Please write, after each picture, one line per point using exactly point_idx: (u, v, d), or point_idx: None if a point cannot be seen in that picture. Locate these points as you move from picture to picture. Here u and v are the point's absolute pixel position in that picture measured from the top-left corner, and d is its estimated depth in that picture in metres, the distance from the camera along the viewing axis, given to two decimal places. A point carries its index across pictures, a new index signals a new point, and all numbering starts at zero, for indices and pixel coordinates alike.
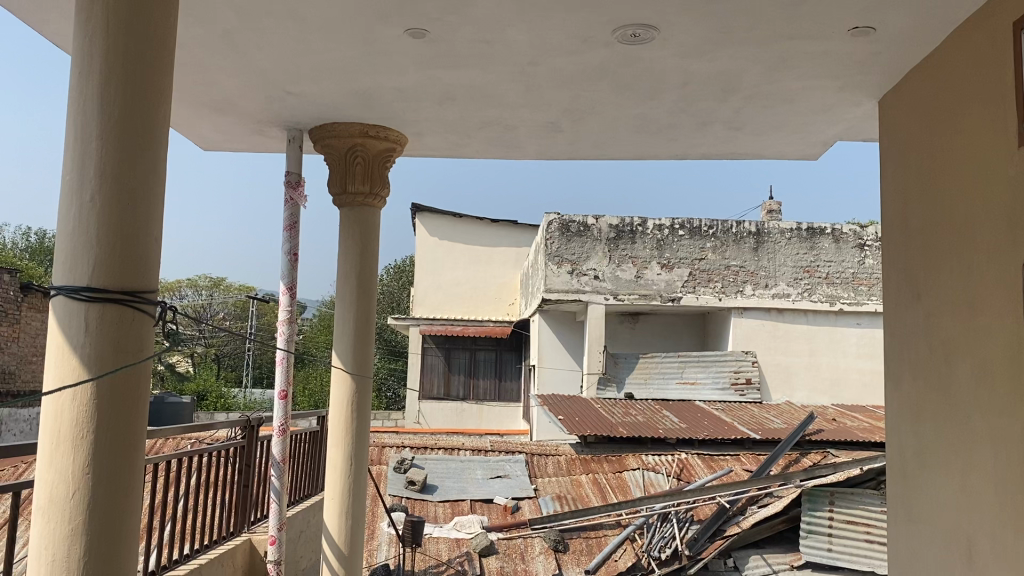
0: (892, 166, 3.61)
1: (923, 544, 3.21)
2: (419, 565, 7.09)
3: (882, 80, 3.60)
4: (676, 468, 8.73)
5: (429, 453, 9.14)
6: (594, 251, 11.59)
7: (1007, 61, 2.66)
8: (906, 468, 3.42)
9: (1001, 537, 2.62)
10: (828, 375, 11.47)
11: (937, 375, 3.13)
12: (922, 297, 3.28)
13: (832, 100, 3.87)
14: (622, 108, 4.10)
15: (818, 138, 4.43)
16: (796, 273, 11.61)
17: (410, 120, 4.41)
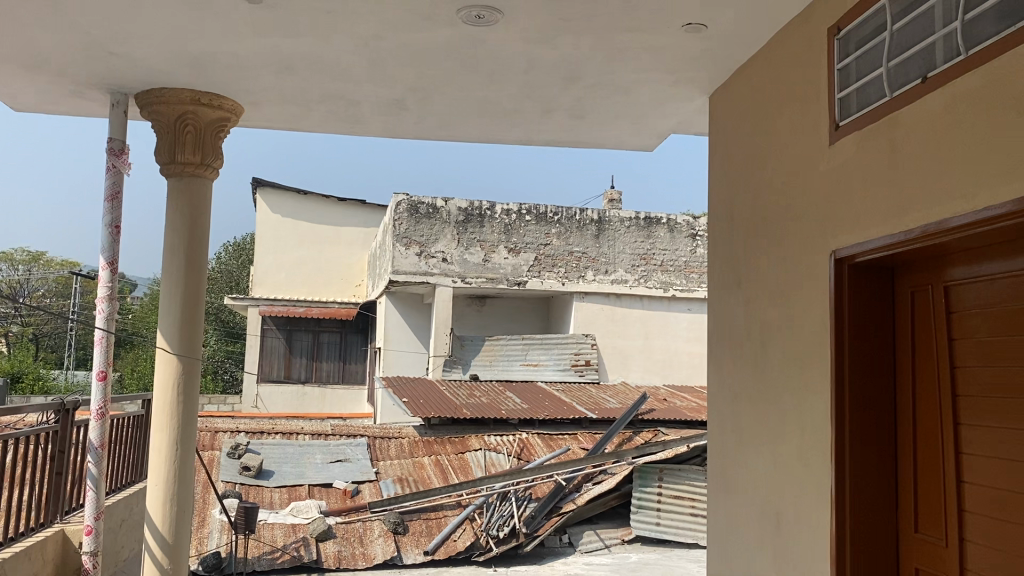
0: (719, 160, 3.80)
1: (739, 517, 3.41)
2: (252, 552, 6.87)
3: (712, 76, 3.76)
4: (516, 447, 8.91)
5: (265, 438, 8.84)
6: (443, 234, 11.55)
7: (821, 64, 2.84)
8: (725, 445, 3.62)
9: (806, 506, 2.82)
10: (660, 356, 12.04)
11: (754, 358, 3.32)
12: (742, 284, 3.47)
13: (667, 94, 4.01)
14: (466, 90, 4.10)
15: (653, 130, 4.60)
16: (634, 260, 12.04)
17: (247, 90, 4.23)
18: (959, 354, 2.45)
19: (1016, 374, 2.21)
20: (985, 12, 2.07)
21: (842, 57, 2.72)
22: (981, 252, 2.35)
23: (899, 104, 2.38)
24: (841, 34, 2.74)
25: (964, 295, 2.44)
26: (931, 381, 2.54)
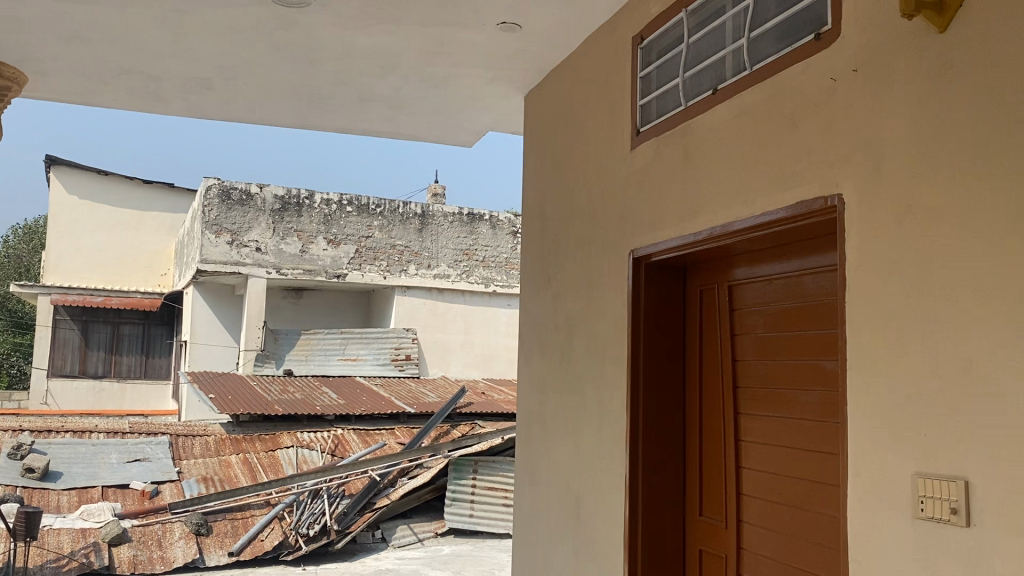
0: (532, 159, 3.88)
1: (543, 507, 3.50)
2: (34, 561, 6.30)
3: (527, 76, 3.84)
4: (330, 444, 8.74)
5: (53, 437, 8.14)
6: (256, 223, 11.05)
7: (626, 71, 2.97)
8: (531, 436, 3.71)
9: (602, 492, 2.94)
10: (480, 351, 12.18)
11: (560, 352, 3.42)
12: (551, 280, 3.56)
13: (484, 90, 4.05)
14: (279, 72, 3.95)
15: (472, 126, 4.64)
16: (456, 255, 12.11)
17: (31, 57, 3.87)
18: (740, 349, 2.64)
19: (787, 366, 2.40)
20: (766, 32, 2.23)
21: (644, 66, 2.86)
22: (759, 254, 2.54)
23: (692, 113, 2.53)
24: (643, 43, 2.87)
25: (745, 293, 2.63)
26: (715, 374, 2.72)
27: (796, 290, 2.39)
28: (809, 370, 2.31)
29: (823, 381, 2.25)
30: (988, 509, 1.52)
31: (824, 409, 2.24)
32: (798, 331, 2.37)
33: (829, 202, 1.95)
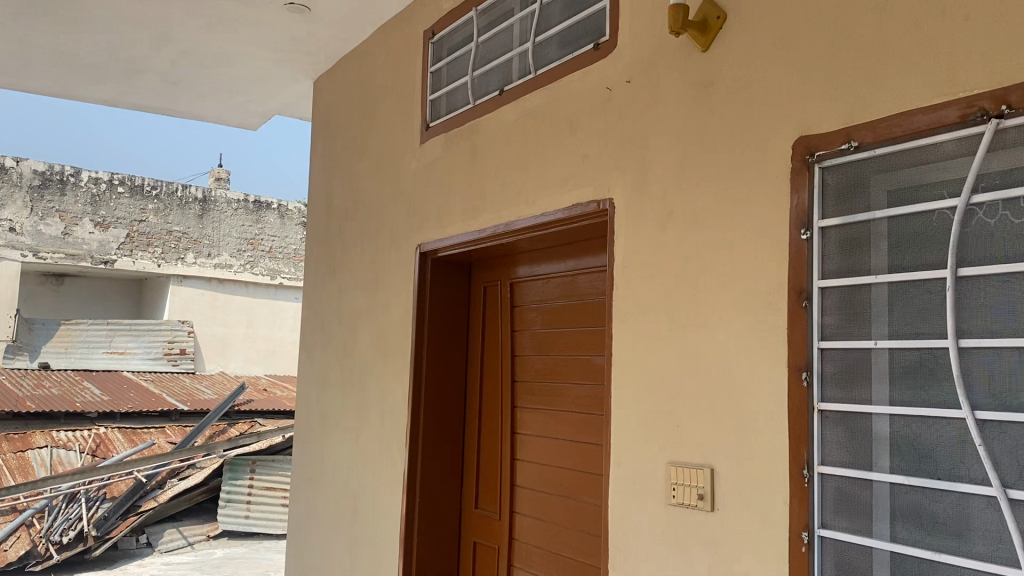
0: (319, 147, 3.78)
1: (320, 505, 3.40)
2: None
3: (316, 62, 3.73)
4: (91, 443, 8.06)
5: None
6: (10, 199, 9.80)
7: (416, 64, 2.96)
8: (310, 431, 3.60)
9: (380, 487, 2.91)
10: (263, 346, 11.72)
11: (342, 346, 3.35)
12: (335, 271, 3.48)
13: (270, 72, 3.89)
14: (36, 35, 3.57)
15: (257, 109, 4.45)
16: (240, 244, 11.61)
17: None
18: (519, 344, 2.71)
19: (561, 361, 2.50)
20: (550, 38, 2.30)
21: (435, 61, 2.86)
22: (538, 254, 2.62)
23: (479, 112, 2.56)
24: (434, 38, 2.87)
25: (525, 291, 2.71)
26: (495, 369, 2.78)
27: (571, 289, 2.49)
28: (581, 365, 2.42)
29: (593, 376, 2.36)
30: (728, 492, 1.65)
31: (594, 403, 2.34)
32: (572, 328, 2.48)
33: (601, 206, 2.04)
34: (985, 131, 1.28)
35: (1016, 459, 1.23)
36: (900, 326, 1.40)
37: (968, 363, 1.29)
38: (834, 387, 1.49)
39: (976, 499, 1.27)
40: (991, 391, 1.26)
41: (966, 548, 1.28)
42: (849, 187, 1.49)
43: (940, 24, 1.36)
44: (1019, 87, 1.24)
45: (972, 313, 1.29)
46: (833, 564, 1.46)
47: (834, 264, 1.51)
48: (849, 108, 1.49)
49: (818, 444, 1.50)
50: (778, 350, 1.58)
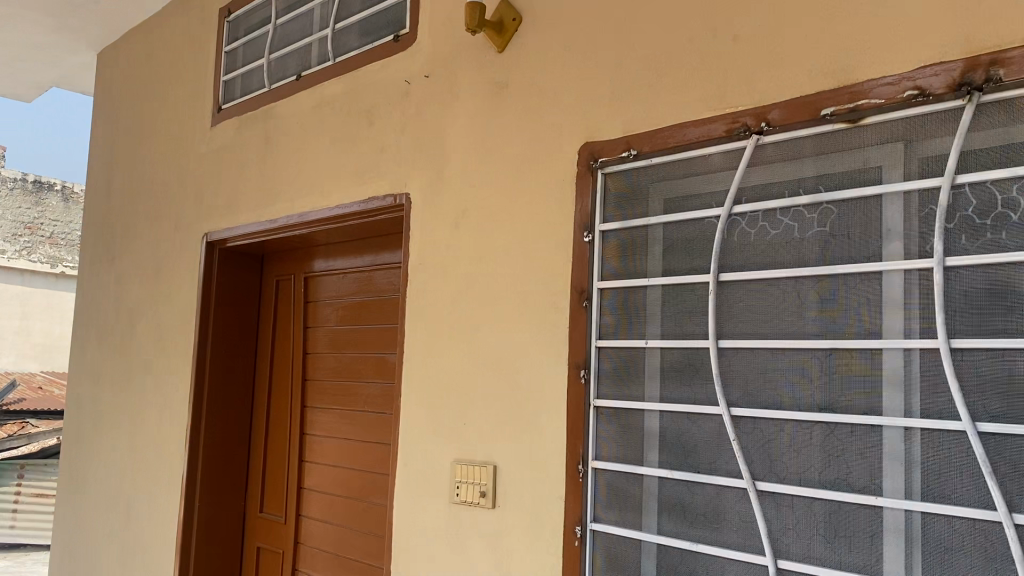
0: (101, 124, 3.49)
1: (89, 512, 3.14)
2: None
3: (100, 31, 3.45)
4: None
5: None
6: None
7: (210, 42, 2.79)
8: (80, 433, 3.32)
9: (156, 491, 2.72)
10: (40, 340, 10.71)
11: (119, 340, 3.10)
12: (113, 259, 3.23)
13: (47, 39, 3.56)
14: None
15: (31, 78, 4.06)
16: (14, 228, 10.53)
17: None
18: (311, 340, 2.61)
19: (353, 360, 2.44)
20: (350, 26, 2.24)
21: (230, 41, 2.72)
22: (334, 248, 2.54)
23: (275, 97, 2.45)
24: (231, 16, 2.73)
25: (319, 286, 2.62)
26: (286, 367, 2.68)
27: (367, 285, 2.43)
28: (373, 363, 2.37)
29: (385, 374, 2.33)
30: (509, 490, 1.67)
31: (385, 402, 2.31)
32: (365, 325, 2.42)
33: (396, 200, 2.01)
34: (747, 146, 1.37)
35: (763, 453, 1.32)
36: (670, 327, 1.46)
37: (726, 363, 1.37)
38: (610, 385, 1.53)
39: (731, 492, 1.35)
40: (745, 388, 1.35)
41: (721, 538, 1.36)
42: (627, 192, 1.54)
43: (714, 42, 1.43)
44: (777, 106, 1.33)
45: (731, 315, 1.37)
46: (603, 557, 1.51)
47: (612, 266, 1.55)
48: (632, 116, 1.54)
49: (593, 441, 1.54)
50: (561, 348, 1.61)
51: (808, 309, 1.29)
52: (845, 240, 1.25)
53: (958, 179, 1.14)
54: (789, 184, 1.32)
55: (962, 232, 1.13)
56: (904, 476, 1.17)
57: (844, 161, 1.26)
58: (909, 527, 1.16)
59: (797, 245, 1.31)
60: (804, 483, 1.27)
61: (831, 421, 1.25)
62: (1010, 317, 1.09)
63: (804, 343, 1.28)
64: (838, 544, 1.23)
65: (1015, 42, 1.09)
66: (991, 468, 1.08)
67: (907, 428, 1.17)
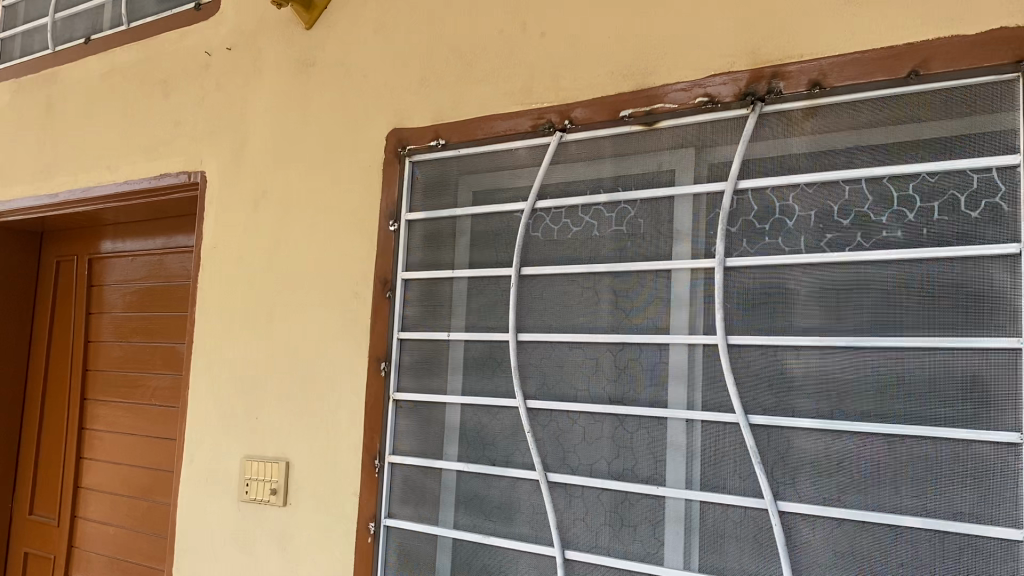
0: None
1: None
2: None
3: None
4: None
5: None
6: None
7: None
8: None
9: None
10: None
11: None
12: None
13: None
14: None
15: None
16: None
17: None
18: (95, 327, 2.41)
19: (141, 349, 2.27)
20: None
21: None
22: (122, 228, 2.36)
23: (59, 60, 2.24)
24: None
25: (105, 269, 2.42)
26: (64, 356, 2.46)
27: (158, 269, 2.27)
28: (163, 352, 2.22)
29: (175, 365, 2.18)
30: (302, 486, 1.60)
31: (174, 395, 2.16)
32: (155, 312, 2.26)
33: (192, 178, 1.88)
34: (550, 143, 1.38)
35: (556, 446, 1.33)
36: (474, 320, 1.44)
37: (525, 356, 1.38)
38: (410, 377, 1.51)
39: (524, 484, 1.36)
40: (542, 382, 1.36)
41: (514, 530, 1.36)
42: (434, 183, 1.52)
43: (521, 36, 1.44)
44: (580, 105, 1.35)
45: (529, 309, 1.38)
46: (397, 553, 1.48)
47: (417, 256, 1.53)
48: (440, 105, 1.52)
49: (391, 435, 1.51)
50: (361, 339, 1.56)
51: (604, 305, 1.31)
52: (640, 238, 1.29)
53: (740, 184, 1.19)
54: (590, 181, 1.34)
55: (744, 235, 1.19)
56: (685, 468, 1.22)
57: (641, 162, 1.30)
58: (688, 516, 1.21)
59: (595, 241, 1.33)
60: (594, 474, 1.29)
61: (620, 414, 1.28)
62: (781, 317, 1.15)
63: (599, 338, 1.31)
64: (623, 533, 1.26)
65: (794, 57, 1.17)
66: (760, 458, 1.14)
67: (689, 421, 1.22)
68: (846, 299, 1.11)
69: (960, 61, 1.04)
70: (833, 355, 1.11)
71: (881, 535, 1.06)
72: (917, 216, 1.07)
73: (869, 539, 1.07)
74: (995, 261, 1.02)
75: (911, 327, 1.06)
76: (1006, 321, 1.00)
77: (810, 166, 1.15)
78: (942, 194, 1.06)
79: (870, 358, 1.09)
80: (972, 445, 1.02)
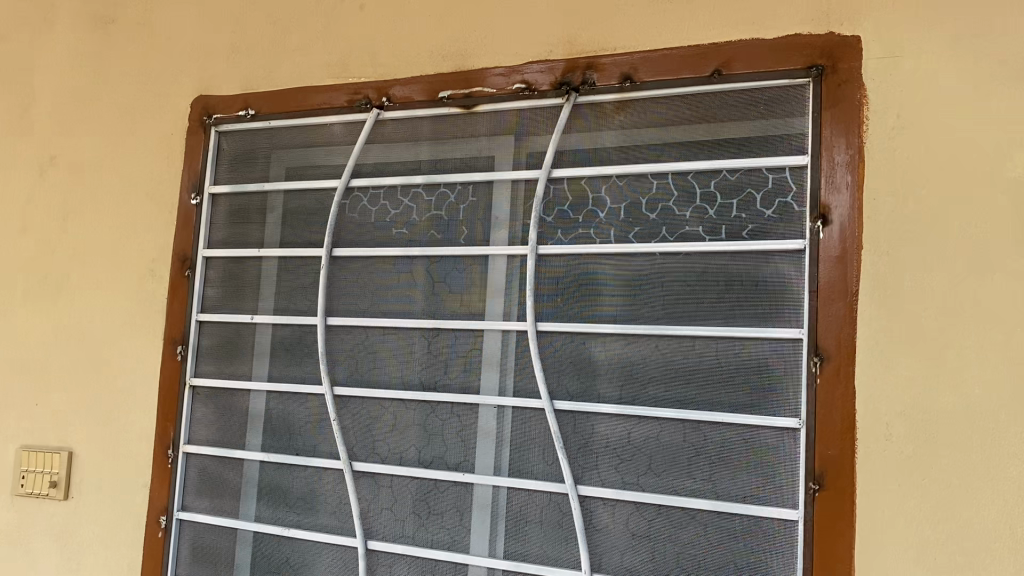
0: None
1: None
2: None
3: None
4: None
5: None
6: None
7: None
8: None
9: None
10: None
11: None
12: None
13: None
14: None
15: None
16: None
17: None
18: None
19: None
20: None
21: None
22: None
23: None
24: None
25: None
26: None
27: None
28: None
29: None
30: (86, 478, 1.47)
31: None
32: None
33: None
34: (366, 120, 1.33)
35: (363, 434, 1.29)
36: (281, 302, 1.38)
37: (334, 341, 1.32)
38: (210, 362, 1.42)
39: (328, 474, 1.31)
40: (351, 368, 1.31)
41: (318, 520, 1.31)
42: (243, 156, 1.43)
43: (339, 8, 1.38)
44: (399, 83, 1.31)
45: (339, 292, 1.33)
46: (192, 549, 1.39)
47: (222, 234, 1.44)
48: (250, 74, 1.44)
49: (187, 423, 1.41)
50: (157, 320, 1.45)
51: (416, 290, 1.28)
52: (456, 223, 1.27)
53: (554, 173, 1.20)
54: (407, 163, 1.31)
55: (556, 222, 1.20)
56: (494, 455, 1.21)
57: (459, 146, 1.28)
58: (495, 502, 1.20)
59: (410, 224, 1.30)
60: (402, 463, 1.27)
61: (431, 401, 1.26)
62: (588, 305, 1.17)
63: (410, 324, 1.28)
64: (430, 521, 1.24)
65: (609, 49, 1.18)
66: (563, 444, 1.15)
67: (500, 408, 1.21)
68: (648, 288, 1.14)
69: (759, 64, 1.09)
70: (635, 344, 1.14)
71: (674, 518, 1.10)
72: (717, 212, 1.11)
73: (663, 522, 1.10)
74: (782, 256, 1.07)
75: (707, 317, 1.10)
76: (790, 313, 1.06)
77: (621, 159, 1.17)
78: (741, 191, 1.10)
79: (668, 346, 1.12)
80: (758, 431, 1.07)
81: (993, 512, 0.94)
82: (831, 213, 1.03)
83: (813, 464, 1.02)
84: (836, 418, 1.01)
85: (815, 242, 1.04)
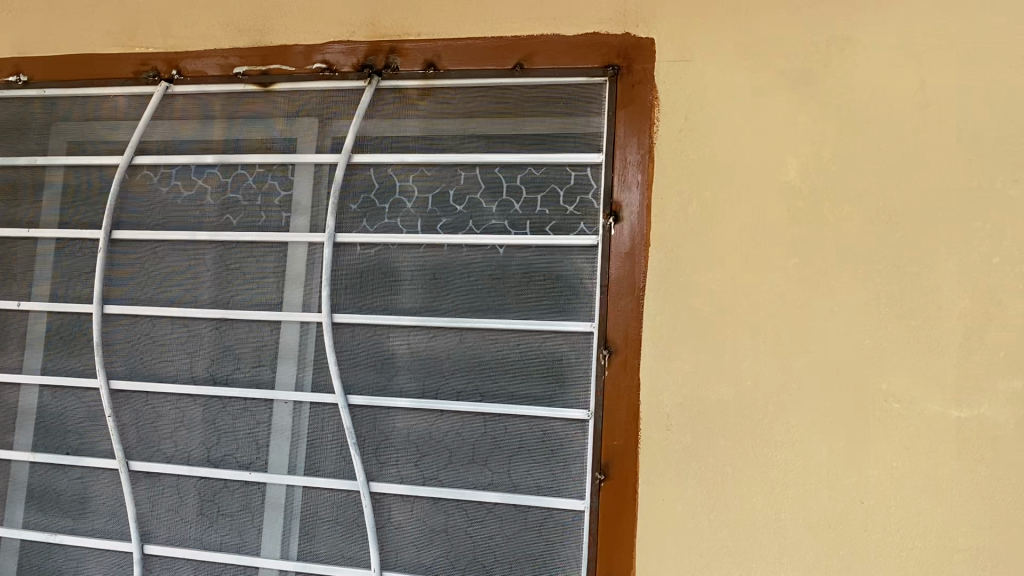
0: None
1: None
2: None
3: None
4: None
5: None
6: None
7: None
8: None
9: None
10: None
11: None
12: None
13: None
14: None
15: None
16: None
17: None
18: None
19: None
20: None
21: None
22: None
23: None
24: None
25: None
26: None
27: None
28: None
29: None
30: None
31: None
32: None
33: None
34: (155, 93, 1.23)
35: (144, 430, 1.20)
36: (53, 287, 1.25)
37: (111, 331, 1.22)
38: None
39: (102, 475, 1.22)
40: (130, 360, 1.22)
41: (92, 525, 1.22)
42: (15, 126, 1.30)
43: None
44: (191, 55, 1.23)
45: (119, 278, 1.23)
46: None
47: None
48: (22, 34, 1.30)
49: None
50: None
51: (203, 277, 1.21)
52: (250, 207, 1.20)
53: (354, 158, 1.16)
54: (198, 141, 1.23)
55: (355, 210, 1.16)
56: (288, 451, 1.16)
57: (256, 126, 1.21)
58: (287, 501, 1.16)
59: (200, 207, 1.22)
60: (185, 461, 1.19)
61: (220, 396, 1.18)
62: (386, 295, 1.14)
63: (198, 313, 1.20)
64: (216, 523, 1.18)
65: (412, 34, 1.15)
66: (356, 438, 1.12)
67: (295, 402, 1.16)
68: (447, 280, 1.12)
69: (560, 60, 1.10)
70: (433, 336, 1.12)
71: (466, 512, 1.10)
72: (523, 206, 1.11)
73: (456, 516, 1.10)
74: (576, 250, 1.09)
75: (503, 309, 1.10)
76: (583, 307, 1.08)
77: (423, 148, 1.15)
78: (545, 186, 1.11)
79: (465, 339, 1.11)
80: (549, 423, 1.08)
81: (760, 500, 0.99)
82: (622, 210, 1.06)
83: (599, 454, 1.05)
84: (622, 410, 1.04)
85: (607, 238, 1.07)
